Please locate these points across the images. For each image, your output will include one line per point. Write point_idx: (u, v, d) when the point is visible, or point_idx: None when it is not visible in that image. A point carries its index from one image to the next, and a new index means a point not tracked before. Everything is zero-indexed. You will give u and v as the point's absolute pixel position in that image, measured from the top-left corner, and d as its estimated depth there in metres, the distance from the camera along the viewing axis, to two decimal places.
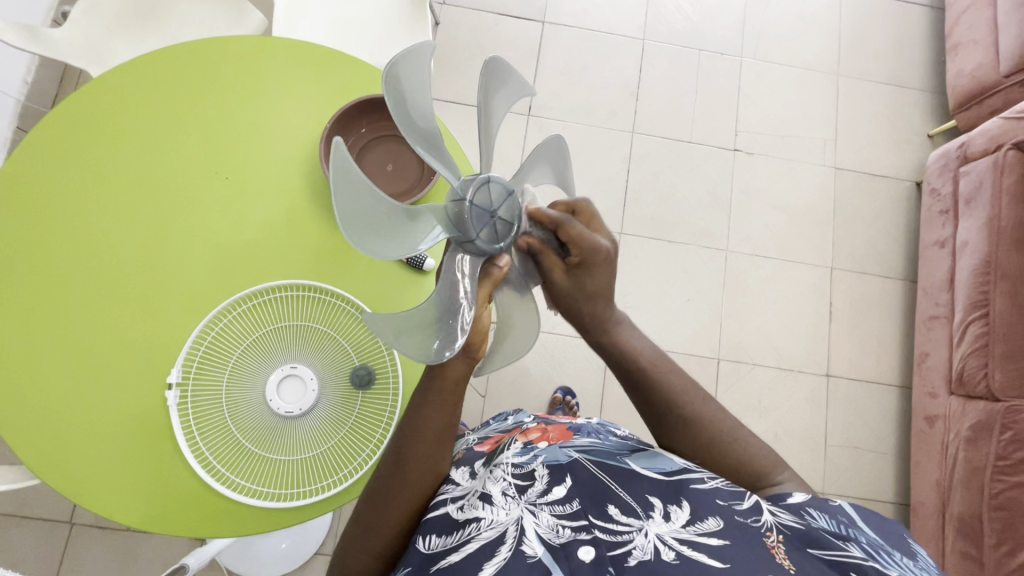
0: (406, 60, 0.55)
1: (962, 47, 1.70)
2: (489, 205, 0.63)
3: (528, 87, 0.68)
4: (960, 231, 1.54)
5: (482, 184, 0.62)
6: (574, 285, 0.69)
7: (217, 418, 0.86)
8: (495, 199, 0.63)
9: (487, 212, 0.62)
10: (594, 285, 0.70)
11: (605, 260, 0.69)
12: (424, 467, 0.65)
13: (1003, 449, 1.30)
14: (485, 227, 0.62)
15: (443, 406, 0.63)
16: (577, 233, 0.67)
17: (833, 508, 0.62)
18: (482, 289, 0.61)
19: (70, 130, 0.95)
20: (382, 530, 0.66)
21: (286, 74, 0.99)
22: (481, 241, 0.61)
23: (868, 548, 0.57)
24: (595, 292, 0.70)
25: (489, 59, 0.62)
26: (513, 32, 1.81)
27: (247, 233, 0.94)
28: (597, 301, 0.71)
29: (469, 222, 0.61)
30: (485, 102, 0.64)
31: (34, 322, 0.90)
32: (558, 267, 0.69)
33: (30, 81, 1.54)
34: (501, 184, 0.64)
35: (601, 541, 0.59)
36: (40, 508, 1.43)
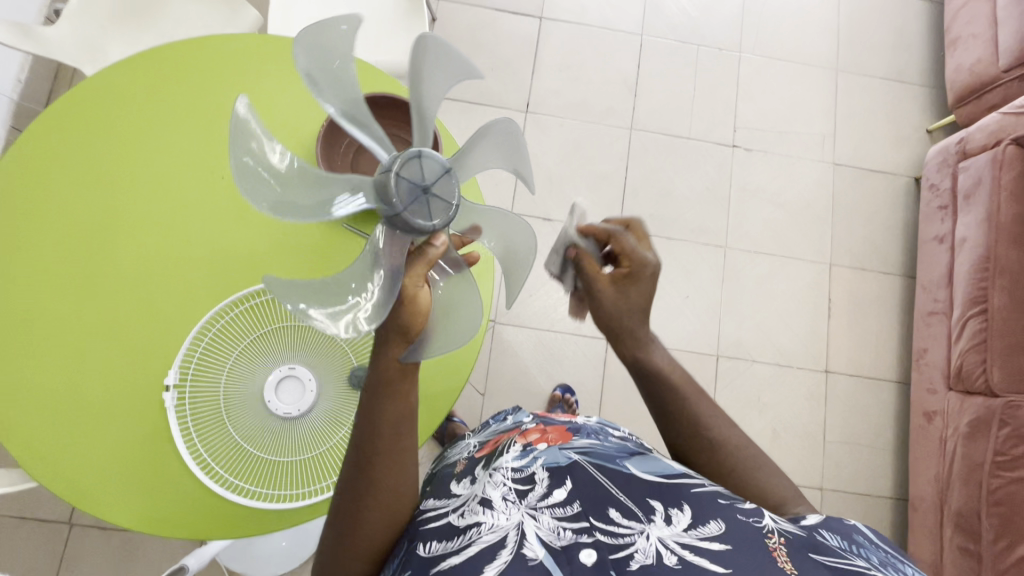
0: (315, 34, 0.60)
1: (961, 41, 1.69)
2: (420, 180, 0.65)
3: (476, 70, 0.67)
4: (959, 227, 1.53)
5: (412, 159, 0.65)
6: (617, 294, 0.74)
7: (216, 419, 0.86)
8: (425, 174, 0.65)
9: (417, 188, 0.64)
10: (637, 295, 0.74)
11: (650, 275, 0.74)
12: (392, 468, 0.63)
13: (1001, 444, 1.31)
14: (414, 202, 0.64)
15: (395, 395, 0.61)
16: (627, 243, 0.75)
17: (847, 530, 0.62)
18: (414, 266, 0.60)
19: (66, 130, 0.94)
20: (365, 540, 0.63)
21: (281, 73, 0.98)
22: (408, 215, 0.64)
23: (878, 564, 0.56)
24: (637, 303, 0.74)
25: (419, 39, 0.64)
26: (510, 27, 1.80)
27: (245, 233, 0.93)
28: (637, 312, 0.74)
29: (399, 199, 0.64)
30: (416, 85, 0.67)
31: (31, 324, 0.89)
32: (605, 278, 0.75)
33: (24, 79, 1.53)
34: (436, 161, 0.66)
35: (603, 545, 0.59)
36: (39, 509, 1.43)
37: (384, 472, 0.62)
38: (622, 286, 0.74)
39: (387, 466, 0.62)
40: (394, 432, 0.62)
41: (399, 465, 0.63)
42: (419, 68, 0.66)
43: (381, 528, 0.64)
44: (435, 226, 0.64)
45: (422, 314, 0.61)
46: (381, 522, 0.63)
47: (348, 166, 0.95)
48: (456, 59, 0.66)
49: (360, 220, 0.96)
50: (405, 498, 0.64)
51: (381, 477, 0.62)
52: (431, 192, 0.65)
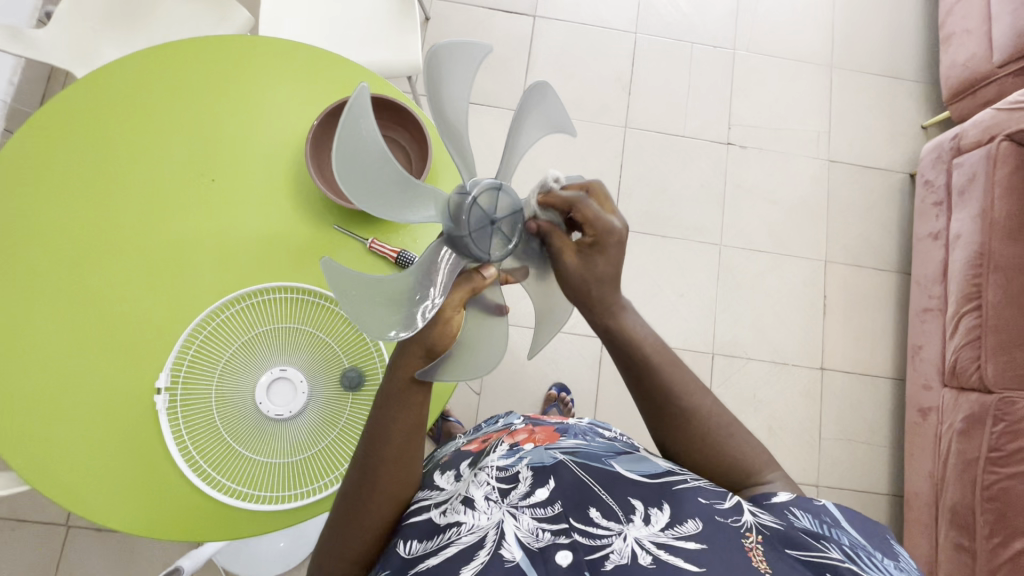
0: (454, 52, 0.58)
1: (955, 37, 1.69)
2: (491, 212, 0.62)
3: (571, 128, 0.70)
4: (953, 223, 1.53)
5: (494, 190, 0.62)
6: (583, 267, 0.67)
7: (207, 421, 0.86)
8: (500, 207, 0.63)
9: (487, 216, 0.61)
10: (605, 267, 0.67)
11: (618, 242, 0.66)
12: (393, 478, 0.64)
13: (996, 440, 1.31)
14: (482, 231, 0.61)
15: (408, 411, 0.61)
16: (591, 214, 0.65)
17: (817, 508, 0.61)
18: (456, 291, 0.58)
19: (56, 134, 0.94)
20: (354, 540, 0.65)
21: (271, 74, 0.98)
22: (472, 240, 0.60)
23: (849, 550, 0.56)
24: (605, 274, 0.67)
25: (536, 84, 0.63)
26: (504, 26, 1.80)
27: (236, 235, 0.93)
28: (605, 285, 0.68)
29: (468, 226, 0.60)
30: (519, 122, 0.64)
31: (23, 327, 0.89)
32: (569, 250, 0.67)
33: (16, 82, 1.53)
34: (511, 198, 0.64)
35: (580, 546, 0.59)
36: (35, 511, 1.43)
37: (385, 482, 0.63)
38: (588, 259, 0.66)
39: (389, 477, 0.63)
40: (401, 444, 0.63)
41: (399, 474, 0.64)
42: (527, 111, 0.64)
43: (371, 529, 0.65)
44: (490, 261, 0.62)
45: (449, 340, 0.59)
46: (374, 524, 0.65)
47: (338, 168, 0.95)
48: (557, 109, 0.67)
49: (350, 220, 0.96)
50: (400, 501, 0.66)
51: (382, 486, 0.63)
52: (498, 224, 0.62)
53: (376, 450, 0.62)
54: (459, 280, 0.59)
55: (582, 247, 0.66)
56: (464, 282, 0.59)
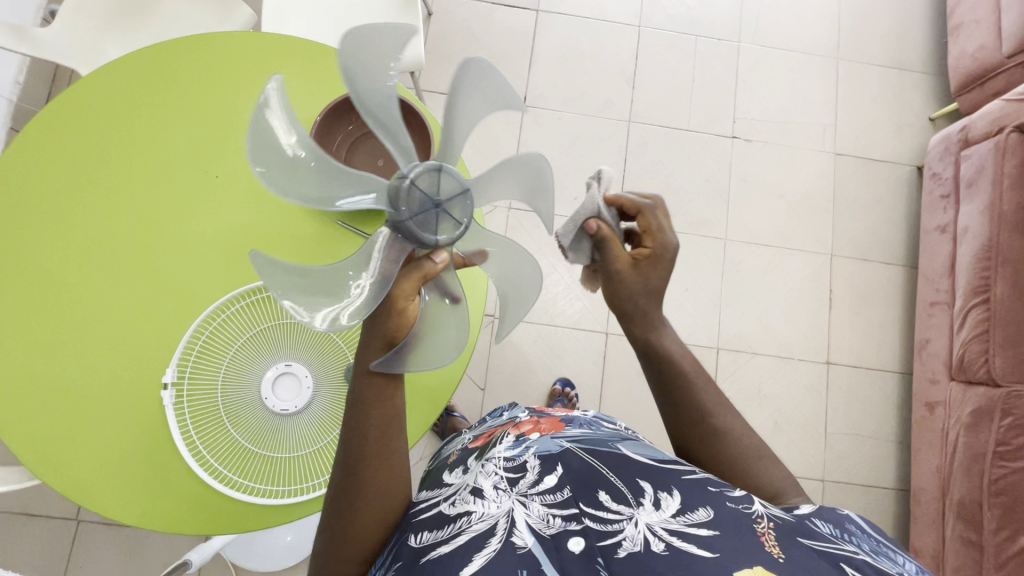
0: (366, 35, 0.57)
1: (964, 28, 1.67)
2: (435, 194, 0.64)
3: (516, 98, 0.67)
4: (961, 216, 1.52)
5: (433, 171, 0.65)
6: (636, 275, 0.74)
7: (214, 415, 0.87)
8: (444, 191, 0.65)
9: (430, 203, 0.64)
10: (655, 278, 0.74)
11: (668, 260, 0.74)
12: (381, 469, 0.64)
13: (1004, 435, 1.30)
14: (426, 218, 0.64)
15: (380, 399, 0.64)
16: (653, 224, 0.74)
17: (841, 518, 0.62)
18: (409, 280, 0.61)
19: (59, 130, 0.94)
20: (355, 539, 0.64)
21: (273, 70, 0.98)
22: (414, 225, 0.64)
23: (870, 551, 0.57)
24: (655, 284, 0.74)
25: (463, 63, 0.62)
26: (507, 21, 1.79)
27: (238, 230, 0.94)
28: (654, 294, 0.74)
29: (413, 214, 0.64)
30: (452, 102, 0.64)
31: (30, 323, 0.90)
32: (624, 258, 0.74)
33: (22, 80, 1.54)
34: (456, 179, 0.66)
35: (592, 531, 0.60)
36: (45, 506, 1.45)
37: (374, 472, 0.63)
38: (639, 267, 0.73)
39: (376, 468, 0.63)
40: (381, 432, 0.63)
41: (387, 464, 0.64)
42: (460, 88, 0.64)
43: (371, 526, 0.64)
44: (437, 245, 0.65)
45: (406, 328, 0.63)
46: (372, 521, 0.64)
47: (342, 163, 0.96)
48: (499, 84, 0.65)
49: (354, 216, 0.95)
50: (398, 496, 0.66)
51: (366, 477, 0.63)
52: (444, 208, 0.65)
53: (362, 441, 0.63)
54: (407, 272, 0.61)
55: (637, 257, 0.74)
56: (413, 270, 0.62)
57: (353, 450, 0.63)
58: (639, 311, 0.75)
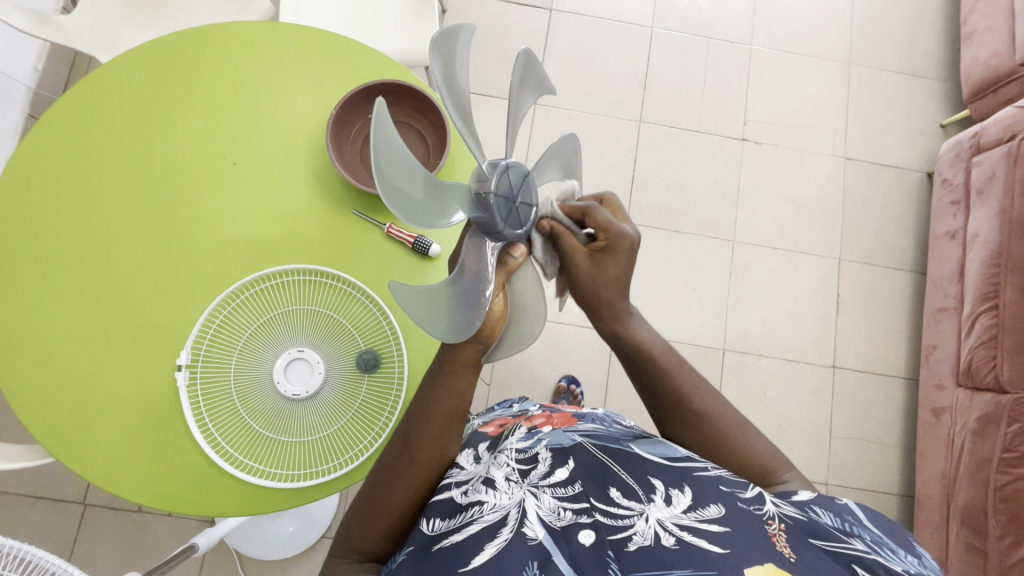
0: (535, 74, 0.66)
1: (977, 35, 1.67)
2: (511, 190, 0.62)
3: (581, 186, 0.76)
4: (971, 222, 1.52)
5: (522, 174, 0.63)
6: (594, 272, 0.68)
7: (226, 398, 0.88)
8: (519, 181, 0.63)
9: (510, 197, 0.61)
10: (615, 270, 0.68)
11: (629, 248, 0.68)
12: (431, 449, 0.68)
13: (1010, 441, 1.30)
14: (509, 214, 0.61)
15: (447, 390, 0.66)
16: (604, 216, 0.67)
17: (839, 507, 0.62)
18: (498, 274, 0.62)
19: (80, 113, 0.96)
20: (388, 510, 0.68)
21: (298, 64, 0.99)
22: (493, 202, 0.59)
23: (873, 543, 0.57)
24: (616, 279, 0.69)
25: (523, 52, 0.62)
26: (521, 19, 1.80)
27: (254, 216, 0.95)
28: (617, 286, 0.69)
29: (495, 209, 0.60)
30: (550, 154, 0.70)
31: (45, 302, 0.91)
32: (581, 253, 0.68)
33: (41, 68, 1.56)
34: (531, 190, 0.65)
35: (602, 525, 0.60)
36: (54, 488, 1.46)
37: (423, 456, 0.68)
38: (597, 262, 0.68)
39: (426, 451, 0.68)
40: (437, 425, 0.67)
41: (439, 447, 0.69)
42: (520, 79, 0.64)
43: (405, 499, 0.69)
44: (507, 234, 0.61)
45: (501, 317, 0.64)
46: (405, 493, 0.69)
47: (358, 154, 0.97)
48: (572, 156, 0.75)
49: (370, 208, 0.97)
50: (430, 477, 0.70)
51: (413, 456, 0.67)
52: (520, 201, 0.63)
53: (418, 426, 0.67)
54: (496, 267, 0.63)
55: (594, 250, 0.68)
56: (501, 266, 0.63)
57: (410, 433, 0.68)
58: (606, 306, 0.70)
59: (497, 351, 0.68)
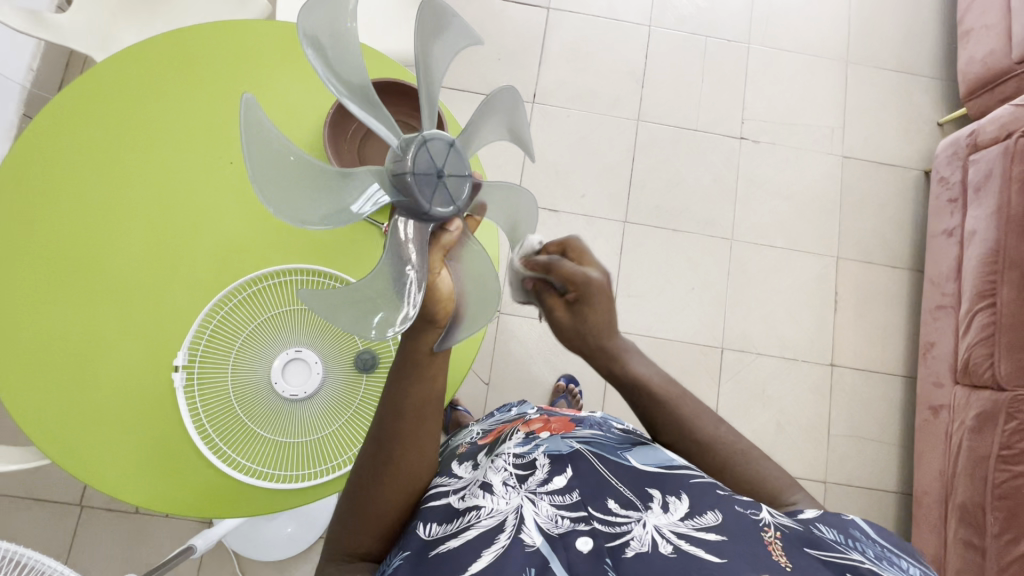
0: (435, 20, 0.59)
1: (974, 33, 1.67)
2: (434, 164, 0.58)
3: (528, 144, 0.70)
4: (969, 220, 1.52)
5: (449, 146, 0.60)
6: (574, 321, 0.74)
7: (223, 398, 0.87)
8: (444, 154, 0.59)
9: (431, 171, 0.58)
10: (596, 317, 0.73)
11: (602, 291, 0.72)
12: (412, 448, 0.63)
13: (1008, 438, 1.30)
14: (430, 188, 0.58)
15: (421, 380, 0.60)
16: (569, 269, 0.71)
17: (844, 523, 0.62)
18: (432, 254, 0.59)
19: (74, 112, 0.95)
20: (377, 512, 0.65)
21: (294, 63, 0.98)
22: (410, 182, 0.57)
23: (873, 557, 0.57)
24: (598, 324, 0.73)
25: (427, 1, 0.57)
26: (519, 18, 1.80)
27: (251, 214, 0.94)
28: (598, 333, 0.74)
29: (414, 186, 0.57)
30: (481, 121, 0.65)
31: (40, 303, 0.91)
32: (560, 305, 0.74)
33: (36, 67, 1.55)
34: (461, 161, 0.61)
35: (600, 533, 0.60)
36: (50, 490, 1.45)
37: (406, 455, 0.62)
38: (576, 313, 0.73)
39: (407, 446, 0.62)
40: (415, 415, 0.61)
41: (417, 445, 0.63)
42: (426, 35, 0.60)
43: (393, 501, 0.65)
44: (434, 215, 0.58)
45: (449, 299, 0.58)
46: (392, 497, 0.64)
47: (355, 154, 0.96)
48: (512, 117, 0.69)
49: None
50: (415, 478, 0.65)
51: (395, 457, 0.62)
52: (445, 174, 0.59)
53: (392, 419, 0.61)
54: (428, 247, 0.59)
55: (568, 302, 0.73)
56: (434, 244, 0.59)
57: (386, 428, 0.61)
58: (592, 351, 0.76)
59: (449, 340, 0.60)
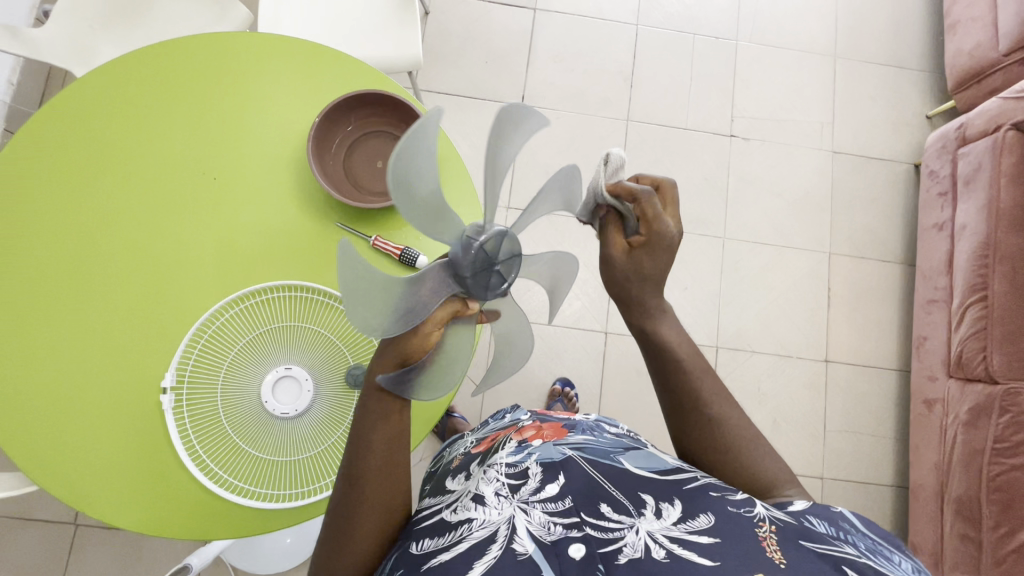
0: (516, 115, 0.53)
1: (961, 26, 1.67)
2: (496, 257, 0.61)
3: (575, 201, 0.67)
4: (959, 213, 1.52)
5: (515, 255, 0.63)
6: (628, 263, 0.65)
7: (212, 419, 0.86)
8: (510, 253, 0.63)
9: (490, 259, 0.61)
10: (651, 267, 0.65)
11: (668, 249, 0.63)
12: (384, 474, 0.63)
13: (1001, 431, 1.30)
14: (480, 273, 0.61)
15: (386, 417, 0.63)
16: (651, 214, 0.61)
17: (834, 515, 0.62)
18: (440, 310, 0.60)
19: (54, 131, 0.94)
20: (357, 544, 0.64)
21: (273, 74, 0.97)
22: (473, 254, 0.59)
23: (866, 551, 0.56)
24: (649, 276, 0.65)
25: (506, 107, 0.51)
26: (505, 20, 1.79)
27: (235, 231, 0.93)
28: (647, 284, 0.66)
29: (473, 259, 0.60)
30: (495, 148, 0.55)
31: (24, 325, 0.89)
32: (620, 244, 0.65)
33: (16, 81, 1.53)
34: (511, 268, 0.64)
35: (592, 539, 0.59)
36: (43, 510, 1.44)
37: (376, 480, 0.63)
38: (633, 257, 0.64)
39: (380, 472, 0.63)
40: (386, 447, 0.63)
41: (391, 469, 0.64)
42: (504, 132, 0.54)
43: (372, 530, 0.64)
44: (468, 290, 0.61)
45: (421, 353, 0.61)
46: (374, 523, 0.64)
47: (340, 167, 0.97)
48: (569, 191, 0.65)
49: (356, 219, 0.95)
50: (395, 505, 0.65)
51: (371, 484, 0.63)
52: (499, 268, 0.62)
53: (363, 449, 0.63)
54: (447, 298, 0.61)
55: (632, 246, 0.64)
56: (450, 304, 0.61)
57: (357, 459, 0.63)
58: (630, 298, 0.68)
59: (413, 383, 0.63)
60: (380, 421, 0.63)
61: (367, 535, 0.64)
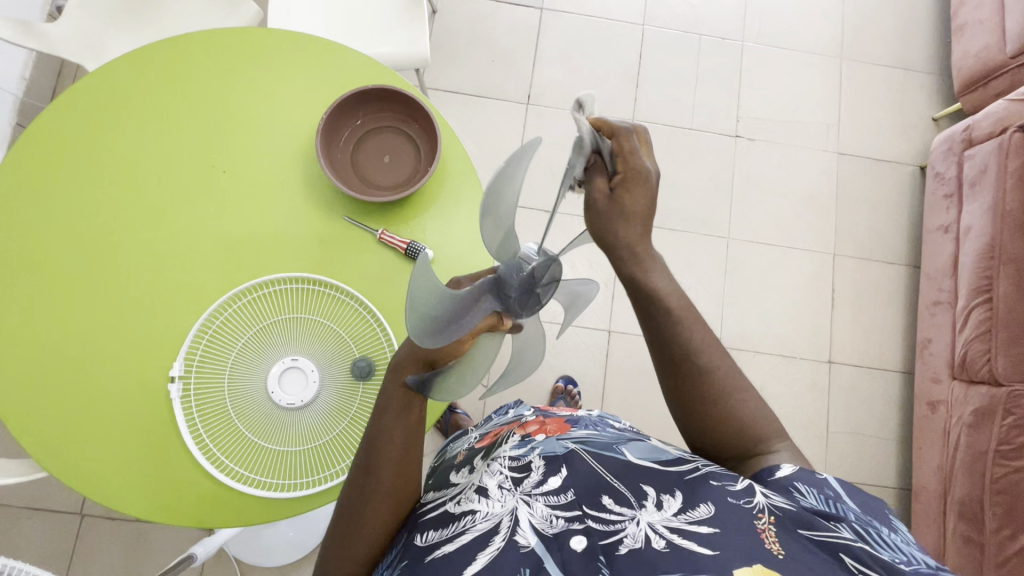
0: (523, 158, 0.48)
1: (968, 28, 1.67)
2: (539, 284, 0.61)
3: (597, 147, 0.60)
4: (964, 215, 1.52)
5: (555, 282, 0.63)
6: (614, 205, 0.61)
7: (219, 408, 0.88)
8: (551, 278, 0.62)
9: (535, 284, 0.60)
10: (636, 208, 0.62)
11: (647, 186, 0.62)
12: (397, 469, 0.66)
13: (1005, 434, 1.30)
14: (524, 296, 0.60)
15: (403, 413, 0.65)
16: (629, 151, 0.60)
17: (820, 482, 0.61)
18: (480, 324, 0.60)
19: (67, 122, 0.95)
20: (366, 533, 0.66)
21: (282, 69, 0.98)
22: (522, 279, 0.59)
23: (860, 527, 0.56)
24: (636, 218, 0.62)
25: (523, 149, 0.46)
26: (512, 20, 1.80)
27: (243, 223, 0.94)
28: (636, 226, 0.62)
29: (520, 284, 0.59)
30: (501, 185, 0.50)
31: (35, 312, 0.91)
32: (603, 185, 0.60)
33: (27, 76, 1.55)
34: (550, 293, 0.64)
35: (594, 531, 0.60)
36: (50, 500, 1.46)
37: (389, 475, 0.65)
38: (618, 198, 0.61)
39: (393, 468, 0.65)
40: (404, 440, 0.66)
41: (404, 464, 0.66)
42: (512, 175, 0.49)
43: (381, 523, 0.66)
44: (508, 310, 0.61)
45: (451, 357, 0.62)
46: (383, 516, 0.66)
47: (348, 160, 0.97)
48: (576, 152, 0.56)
49: (362, 214, 0.96)
50: (405, 498, 0.68)
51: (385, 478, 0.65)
52: (540, 292, 0.62)
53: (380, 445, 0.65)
54: (489, 312, 0.60)
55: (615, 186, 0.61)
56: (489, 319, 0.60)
57: (372, 454, 0.65)
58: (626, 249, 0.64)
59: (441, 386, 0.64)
60: (399, 413, 0.65)
61: (376, 527, 0.66)
